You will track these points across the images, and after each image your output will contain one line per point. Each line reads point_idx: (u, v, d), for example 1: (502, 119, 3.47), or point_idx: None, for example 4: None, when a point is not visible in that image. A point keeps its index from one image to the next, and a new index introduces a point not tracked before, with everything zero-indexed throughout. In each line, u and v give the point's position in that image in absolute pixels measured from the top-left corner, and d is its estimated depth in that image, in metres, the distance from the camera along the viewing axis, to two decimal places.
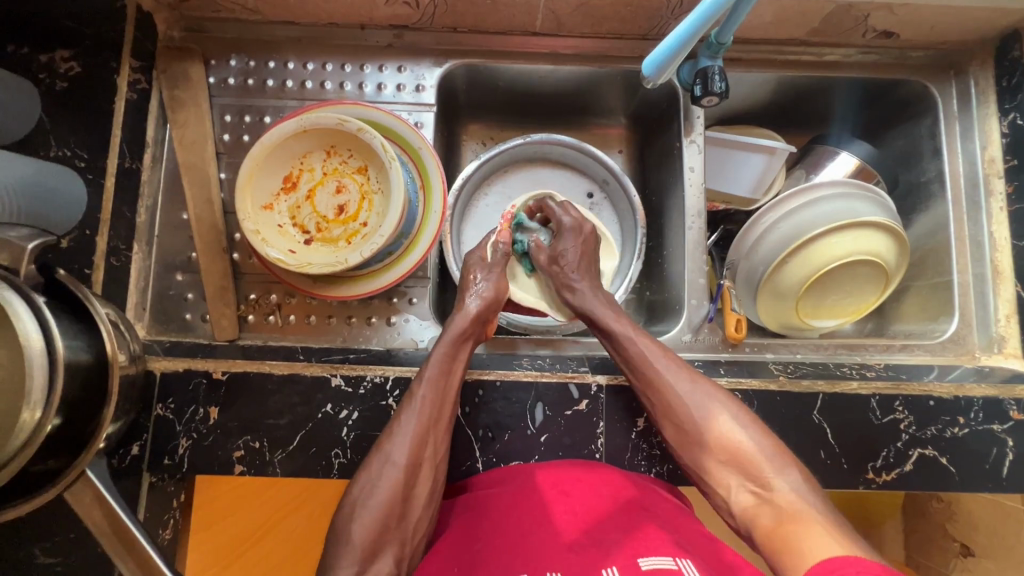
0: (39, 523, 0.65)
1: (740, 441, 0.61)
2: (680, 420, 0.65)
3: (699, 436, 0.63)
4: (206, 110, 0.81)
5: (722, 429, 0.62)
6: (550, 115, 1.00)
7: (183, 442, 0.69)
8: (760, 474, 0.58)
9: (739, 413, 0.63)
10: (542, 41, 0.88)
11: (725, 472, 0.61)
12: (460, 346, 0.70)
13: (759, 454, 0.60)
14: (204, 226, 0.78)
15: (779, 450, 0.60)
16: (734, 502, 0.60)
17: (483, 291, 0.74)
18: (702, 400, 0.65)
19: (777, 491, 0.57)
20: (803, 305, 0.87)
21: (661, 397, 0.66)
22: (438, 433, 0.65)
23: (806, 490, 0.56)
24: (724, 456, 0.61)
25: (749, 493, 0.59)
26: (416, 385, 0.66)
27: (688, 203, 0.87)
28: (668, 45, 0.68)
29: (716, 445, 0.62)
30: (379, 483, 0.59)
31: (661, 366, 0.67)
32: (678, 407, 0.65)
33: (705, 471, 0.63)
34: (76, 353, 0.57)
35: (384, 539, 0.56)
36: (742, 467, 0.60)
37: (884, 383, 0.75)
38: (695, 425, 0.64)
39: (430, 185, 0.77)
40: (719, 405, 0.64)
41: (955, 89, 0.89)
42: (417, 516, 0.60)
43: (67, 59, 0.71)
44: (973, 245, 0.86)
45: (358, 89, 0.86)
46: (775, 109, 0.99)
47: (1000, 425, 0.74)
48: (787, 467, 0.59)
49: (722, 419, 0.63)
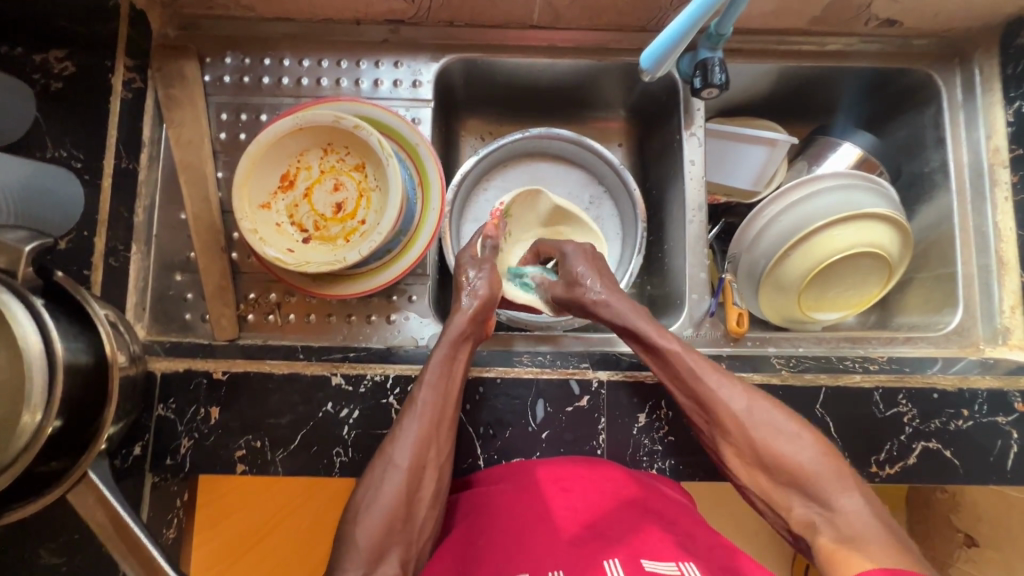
0: (43, 524, 0.65)
1: (797, 460, 0.60)
2: (731, 435, 0.64)
3: (754, 453, 0.63)
4: (202, 108, 0.80)
5: (776, 446, 0.61)
6: (549, 109, 0.99)
7: (185, 442, 0.69)
8: (818, 492, 0.59)
9: (792, 429, 0.62)
10: (539, 34, 0.87)
11: (780, 490, 0.61)
12: (459, 348, 0.69)
13: (817, 473, 0.59)
14: (202, 225, 0.78)
15: (835, 465, 0.60)
16: (793, 518, 0.60)
17: (481, 291, 0.73)
18: (749, 416, 0.64)
19: (838, 511, 0.57)
20: (805, 298, 0.86)
21: (714, 415, 0.65)
22: (442, 436, 0.65)
23: (869, 512, 0.56)
24: (782, 475, 0.61)
25: (808, 511, 0.59)
26: (416, 388, 0.66)
27: (689, 196, 0.86)
28: (666, 38, 0.67)
29: (771, 463, 0.61)
30: (383, 487, 0.60)
31: (712, 381, 0.66)
32: (731, 425, 0.64)
33: (758, 485, 0.63)
34: (77, 355, 0.57)
35: (389, 542, 0.58)
36: (801, 486, 0.60)
37: (887, 376, 0.75)
38: (749, 443, 0.63)
39: (428, 182, 0.77)
40: (775, 420, 0.63)
41: (959, 77, 0.88)
42: (422, 517, 0.61)
43: (61, 59, 0.70)
44: (977, 236, 0.85)
45: (354, 85, 0.85)
46: (777, 100, 0.97)
47: (1004, 418, 0.73)
48: (844, 484, 0.58)
49: (778, 435, 0.62)
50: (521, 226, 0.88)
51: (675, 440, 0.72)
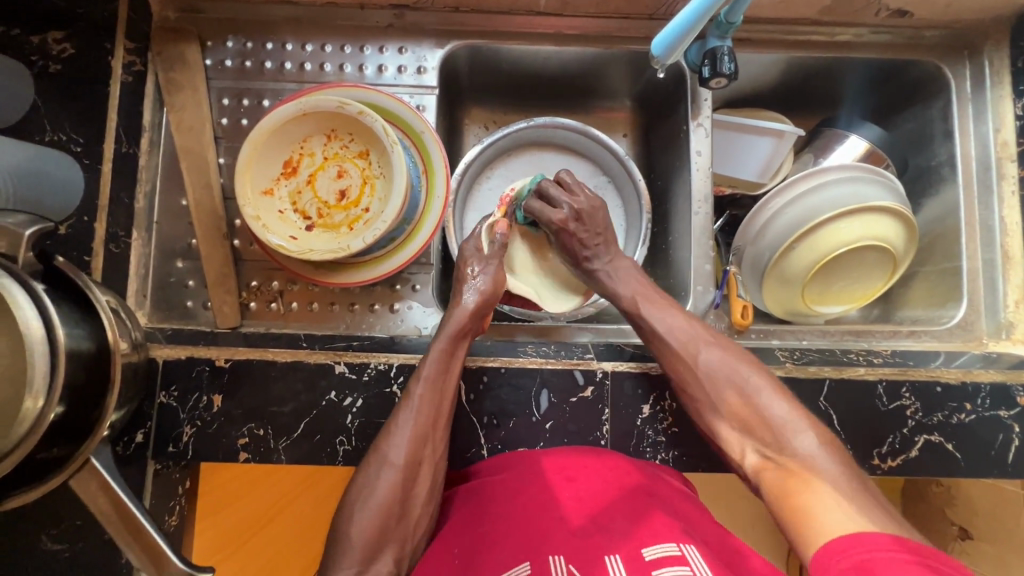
0: (43, 511, 0.65)
1: (755, 404, 0.64)
2: (693, 381, 0.68)
3: (714, 398, 0.67)
4: (203, 92, 0.79)
5: (735, 391, 0.66)
6: (555, 98, 0.98)
7: (187, 430, 0.69)
8: (773, 435, 0.62)
9: (753, 378, 0.66)
10: (546, 21, 0.85)
11: (739, 432, 0.65)
12: (457, 343, 0.70)
13: (770, 417, 0.62)
14: (203, 212, 0.77)
15: (794, 411, 0.63)
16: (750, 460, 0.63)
17: (479, 286, 0.74)
18: (713, 364, 0.68)
19: (790, 451, 0.60)
20: (808, 291, 0.86)
21: (679, 367, 0.70)
22: (438, 432, 0.66)
23: (823, 453, 0.58)
24: (740, 419, 0.64)
25: (763, 454, 0.62)
26: (414, 383, 0.67)
27: (695, 187, 0.86)
28: (678, 24, 0.66)
29: (731, 406, 0.65)
30: (378, 483, 0.62)
31: (684, 332, 0.71)
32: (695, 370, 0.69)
33: (720, 429, 0.67)
34: (78, 341, 0.56)
35: (383, 540, 0.59)
36: (757, 429, 0.63)
37: (891, 370, 0.75)
38: (709, 393, 0.67)
39: (433, 170, 0.76)
40: (735, 370, 0.67)
41: (969, 70, 0.87)
42: (417, 513, 0.63)
43: (60, 40, 0.69)
44: (983, 230, 0.84)
45: (358, 71, 0.84)
46: (784, 91, 0.97)
47: (1007, 412, 0.74)
48: (801, 427, 0.61)
49: (737, 382, 0.66)
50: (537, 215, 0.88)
51: (679, 431, 0.72)
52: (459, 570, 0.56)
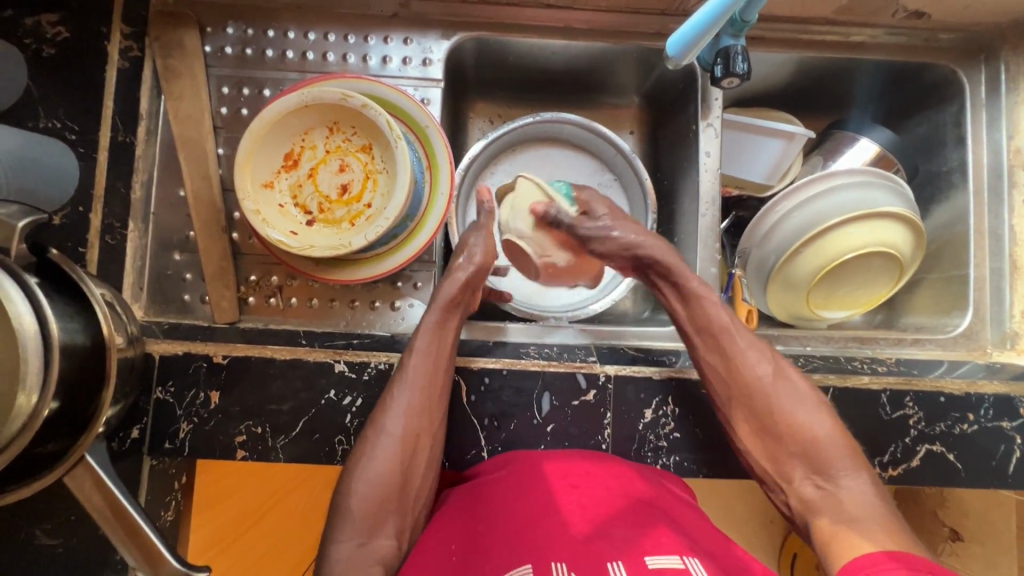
0: (38, 505, 0.64)
1: (812, 434, 0.65)
2: (750, 403, 0.68)
3: (770, 424, 0.67)
4: (202, 80, 0.76)
5: (794, 416, 0.66)
6: (562, 93, 0.96)
7: (184, 426, 0.68)
8: (827, 468, 0.63)
9: (809, 403, 0.67)
10: (555, 14, 0.83)
11: (791, 462, 0.66)
12: (449, 314, 0.71)
13: (829, 449, 0.64)
14: (202, 204, 0.75)
15: (845, 445, 0.64)
16: (796, 491, 0.65)
17: (476, 259, 0.75)
18: (774, 388, 0.68)
19: (842, 488, 0.61)
20: (814, 296, 0.85)
21: (735, 376, 0.70)
22: (437, 399, 0.66)
23: (870, 491, 0.60)
24: (796, 448, 0.65)
25: (813, 488, 0.64)
26: (405, 357, 0.67)
27: (702, 189, 0.84)
28: (696, 21, 0.64)
29: (787, 434, 0.66)
30: (375, 456, 0.63)
31: (742, 348, 0.70)
32: (753, 390, 0.69)
33: (767, 455, 0.67)
34: (73, 335, 0.55)
35: (384, 513, 0.61)
36: (810, 460, 0.64)
37: (895, 379, 0.74)
38: (767, 418, 0.67)
39: (437, 165, 0.74)
40: (799, 390, 0.68)
41: (984, 74, 0.85)
42: (416, 488, 0.64)
43: (54, 23, 0.69)
44: (992, 238, 0.84)
45: (362, 62, 0.81)
46: (795, 91, 0.95)
47: (1009, 423, 0.73)
48: (852, 463, 0.63)
49: (795, 408, 0.67)
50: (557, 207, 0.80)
51: (681, 437, 0.72)
52: (455, 568, 0.56)
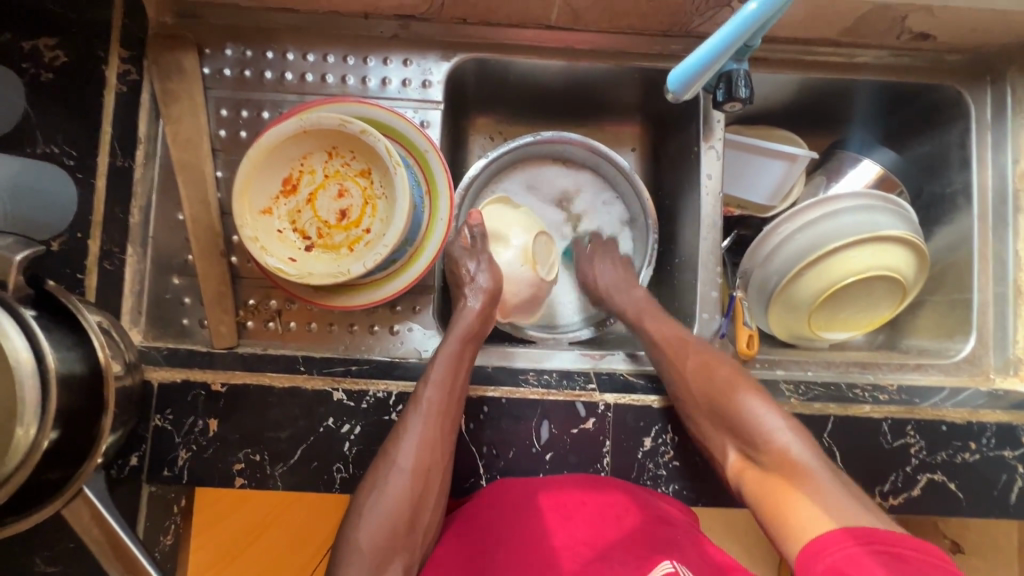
0: (37, 533, 0.65)
1: (727, 402, 0.66)
2: (679, 389, 0.70)
3: (694, 403, 0.69)
4: (200, 103, 0.76)
5: (711, 390, 0.68)
6: (563, 111, 0.95)
7: (182, 454, 0.67)
8: (749, 432, 0.64)
9: (727, 373, 0.69)
10: (556, 35, 0.83)
11: (719, 435, 0.66)
12: (467, 345, 0.70)
13: (744, 409, 0.65)
14: (200, 228, 0.75)
15: (766, 404, 0.65)
16: (731, 462, 0.65)
17: (482, 283, 0.73)
18: (695, 366, 0.70)
19: (765, 447, 0.62)
20: (815, 318, 0.85)
21: (669, 368, 0.72)
22: (446, 434, 0.65)
23: (793, 440, 0.61)
24: (718, 421, 0.66)
25: (742, 454, 0.64)
26: (421, 388, 0.66)
27: (703, 212, 0.84)
28: (697, 59, 0.63)
29: (708, 408, 0.68)
30: (386, 490, 0.61)
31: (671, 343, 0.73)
32: (677, 373, 0.71)
33: (703, 435, 0.68)
34: (70, 366, 0.55)
35: (394, 547, 0.59)
36: (732, 429, 0.65)
37: (897, 407, 0.74)
38: (694, 398, 0.69)
39: (437, 190, 0.74)
40: (717, 373, 0.69)
41: (989, 96, 0.84)
42: (426, 522, 0.62)
43: (52, 47, 0.67)
44: (996, 263, 0.83)
45: (361, 83, 0.81)
46: (799, 110, 0.94)
47: (1011, 452, 0.73)
48: (771, 416, 0.64)
49: (715, 382, 0.68)
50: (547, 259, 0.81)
51: (680, 465, 0.71)
52: None
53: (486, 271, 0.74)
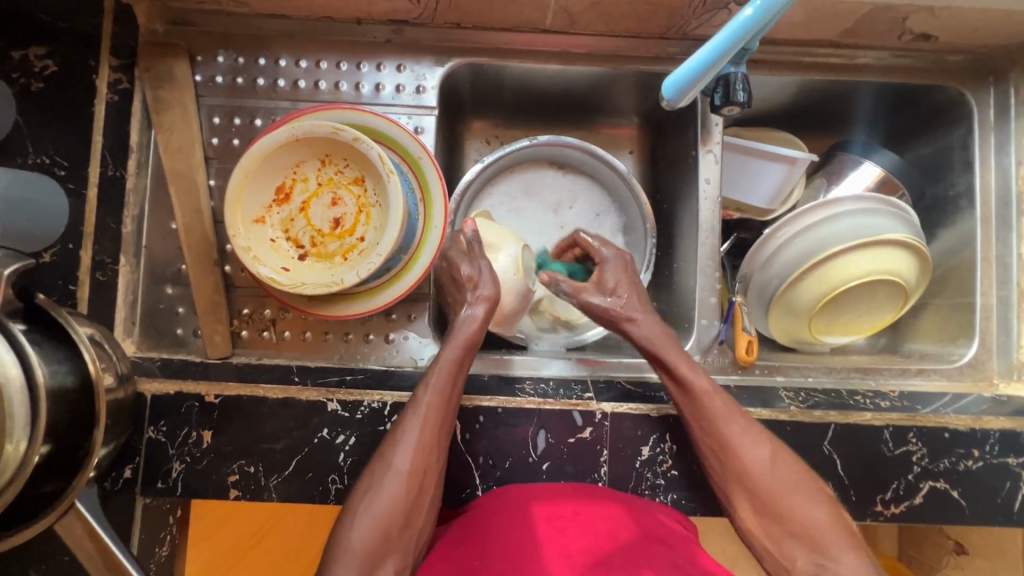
0: (31, 547, 0.64)
1: (807, 515, 0.58)
2: (745, 477, 0.62)
3: (763, 498, 0.61)
4: (192, 111, 0.75)
5: (791, 497, 0.60)
6: (560, 114, 0.94)
7: (176, 465, 0.67)
8: (826, 547, 0.57)
9: (803, 479, 0.61)
10: (551, 38, 0.82)
11: (787, 542, 0.59)
12: (468, 353, 0.68)
13: (819, 525, 0.58)
14: (194, 238, 0.74)
15: (847, 528, 0.58)
16: (796, 572, 0.57)
17: (483, 292, 0.71)
18: (762, 459, 0.62)
19: (843, 568, 0.55)
20: (816, 323, 0.84)
21: (711, 431, 0.65)
22: (442, 437, 0.64)
23: (872, 573, 0.55)
24: (792, 529, 0.59)
25: (813, 566, 0.57)
26: (420, 390, 0.65)
27: (702, 217, 0.83)
28: (692, 65, 0.62)
29: (781, 511, 0.59)
30: (381, 492, 0.60)
31: (732, 424, 0.64)
32: (740, 459, 0.63)
33: (761, 531, 0.60)
34: (60, 379, 0.55)
35: (386, 552, 0.58)
36: (807, 540, 0.58)
37: (898, 414, 0.73)
38: (761, 490, 0.61)
39: (430, 198, 0.73)
40: (792, 478, 0.61)
41: (992, 97, 0.83)
42: (419, 526, 0.61)
43: (42, 57, 0.67)
44: (999, 266, 0.82)
45: (354, 89, 0.80)
46: (799, 112, 0.93)
47: (1015, 459, 0.72)
48: (853, 544, 0.57)
49: (794, 490, 0.60)
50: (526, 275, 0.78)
51: (679, 475, 0.71)
52: None
53: (484, 278, 0.71)
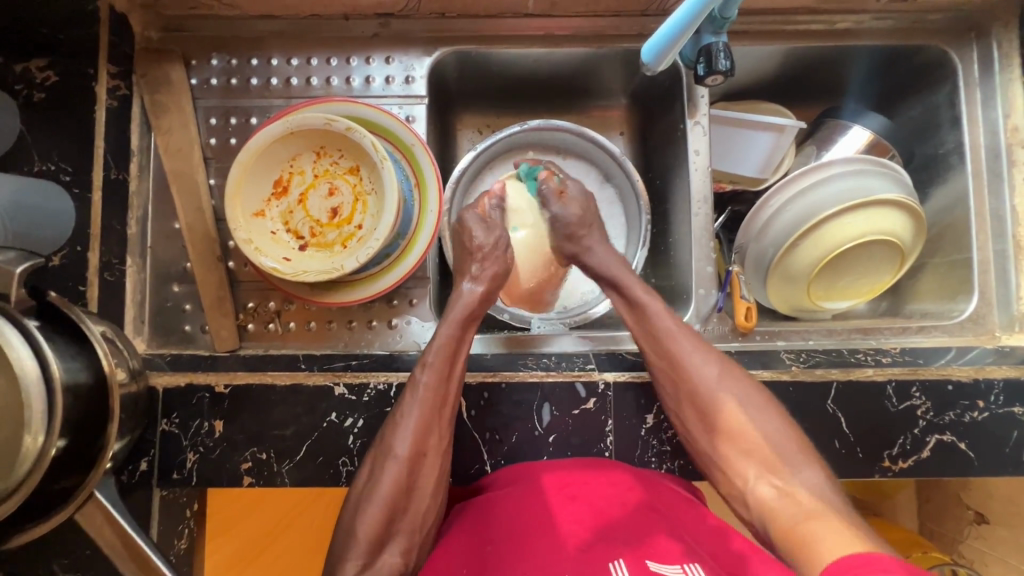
0: (54, 542, 0.66)
1: (763, 432, 0.63)
2: (698, 395, 0.67)
3: (718, 416, 0.65)
4: (189, 113, 0.78)
5: (747, 417, 0.64)
6: (549, 99, 0.95)
7: (190, 457, 0.69)
8: (779, 467, 0.61)
9: (760, 404, 0.65)
10: (535, 22, 0.83)
11: (743, 456, 0.63)
12: (465, 328, 0.71)
13: (771, 440, 0.62)
14: (197, 236, 0.76)
15: (799, 444, 0.62)
16: (749, 490, 0.61)
17: (484, 274, 0.74)
18: (711, 380, 0.67)
19: (795, 484, 0.59)
20: (814, 288, 0.84)
21: (665, 355, 0.69)
22: (443, 418, 0.65)
23: (825, 488, 0.58)
24: (746, 446, 0.63)
25: (767, 484, 0.60)
26: (420, 371, 0.66)
27: (694, 188, 0.84)
28: (667, 31, 0.64)
29: (738, 428, 0.64)
30: (383, 477, 0.61)
31: (687, 346, 0.69)
32: (695, 382, 0.67)
33: (717, 450, 0.65)
34: (75, 374, 0.56)
35: (389, 533, 0.59)
36: (762, 459, 0.62)
37: (900, 369, 0.73)
38: (712, 403, 0.66)
39: (425, 183, 0.75)
40: (746, 400, 0.65)
41: (976, 53, 0.84)
42: (423, 505, 0.62)
43: (43, 68, 0.71)
44: (994, 220, 0.82)
45: (345, 83, 0.82)
46: (785, 82, 0.94)
47: (1021, 408, 0.72)
48: (805, 461, 0.61)
49: (745, 407, 0.65)
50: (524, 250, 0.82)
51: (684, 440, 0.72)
52: None
53: (499, 251, 0.76)
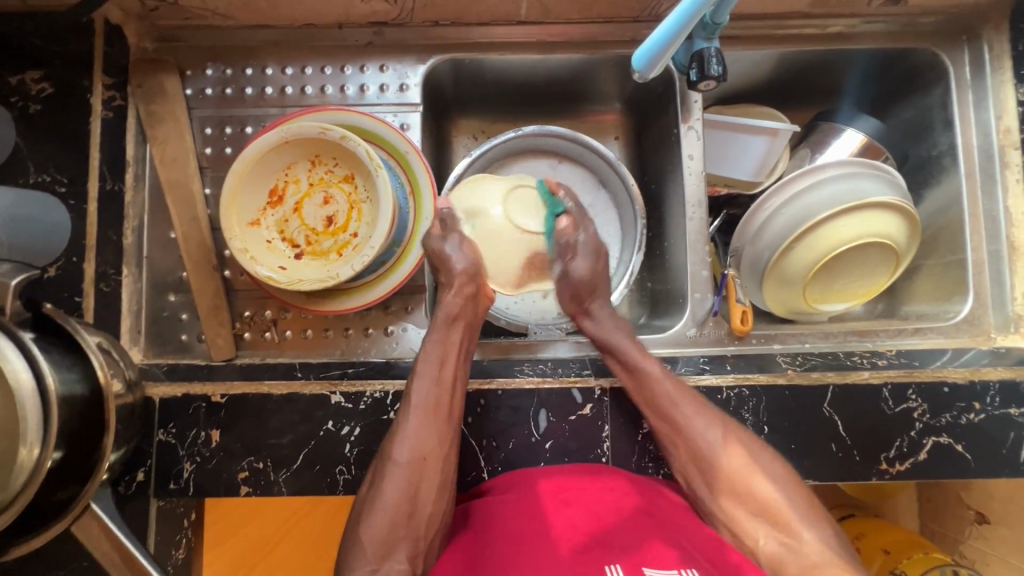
0: (51, 554, 0.66)
1: (772, 496, 0.61)
2: (703, 459, 0.65)
3: (724, 479, 0.63)
4: (184, 123, 0.78)
5: (756, 481, 0.62)
6: (543, 104, 0.96)
7: (187, 466, 0.69)
8: (788, 523, 0.59)
9: (766, 463, 0.63)
10: (528, 29, 0.84)
11: (751, 518, 0.61)
12: (452, 330, 0.70)
13: (781, 503, 0.60)
14: (193, 245, 0.76)
15: (807, 500, 0.61)
16: (758, 551, 0.60)
17: (458, 268, 0.70)
18: (716, 442, 0.64)
19: (805, 542, 0.58)
20: (809, 291, 0.84)
21: (668, 418, 0.67)
22: (441, 422, 0.65)
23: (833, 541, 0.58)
24: (754, 508, 0.61)
25: (775, 541, 0.59)
26: (410, 382, 0.67)
27: (688, 192, 0.84)
28: (659, 36, 0.64)
29: (745, 491, 0.62)
30: (384, 485, 0.61)
31: (688, 409, 0.66)
32: (699, 445, 0.65)
33: (726, 511, 0.63)
34: (70, 386, 0.56)
35: (393, 541, 0.59)
36: (770, 517, 0.60)
37: (896, 371, 0.73)
38: (718, 467, 0.64)
39: (419, 190, 0.75)
40: (754, 464, 0.63)
41: (967, 55, 0.84)
42: (427, 512, 0.61)
43: (38, 80, 0.72)
44: (988, 221, 0.82)
45: (340, 92, 0.82)
46: (778, 85, 0.94)
47: (1017, 410, 0.72)
48: (816, 518, 0.60)
49: (754, 470, 0.62)
50: (492, 245, 0.69)
51: None
52: None
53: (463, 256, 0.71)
